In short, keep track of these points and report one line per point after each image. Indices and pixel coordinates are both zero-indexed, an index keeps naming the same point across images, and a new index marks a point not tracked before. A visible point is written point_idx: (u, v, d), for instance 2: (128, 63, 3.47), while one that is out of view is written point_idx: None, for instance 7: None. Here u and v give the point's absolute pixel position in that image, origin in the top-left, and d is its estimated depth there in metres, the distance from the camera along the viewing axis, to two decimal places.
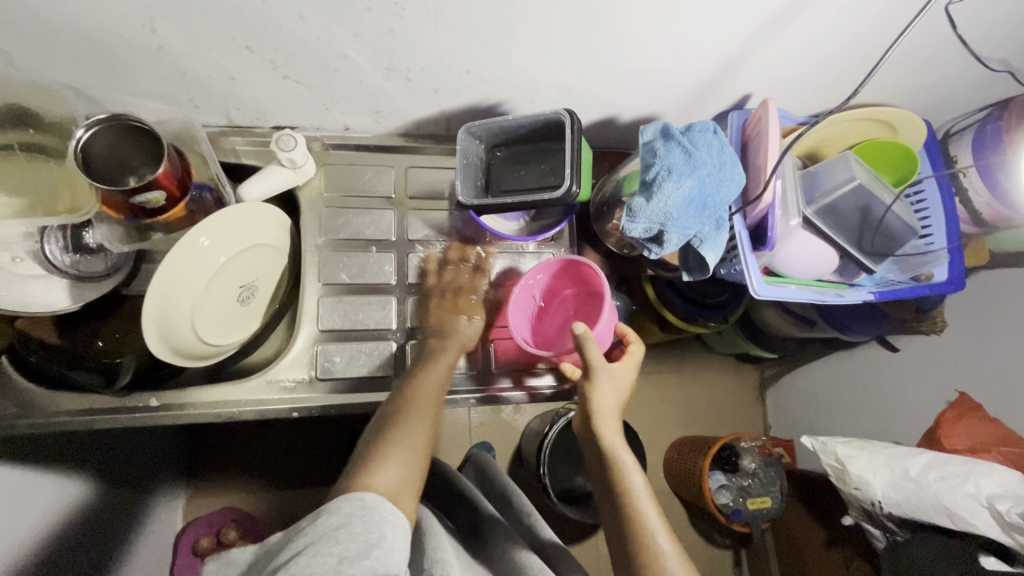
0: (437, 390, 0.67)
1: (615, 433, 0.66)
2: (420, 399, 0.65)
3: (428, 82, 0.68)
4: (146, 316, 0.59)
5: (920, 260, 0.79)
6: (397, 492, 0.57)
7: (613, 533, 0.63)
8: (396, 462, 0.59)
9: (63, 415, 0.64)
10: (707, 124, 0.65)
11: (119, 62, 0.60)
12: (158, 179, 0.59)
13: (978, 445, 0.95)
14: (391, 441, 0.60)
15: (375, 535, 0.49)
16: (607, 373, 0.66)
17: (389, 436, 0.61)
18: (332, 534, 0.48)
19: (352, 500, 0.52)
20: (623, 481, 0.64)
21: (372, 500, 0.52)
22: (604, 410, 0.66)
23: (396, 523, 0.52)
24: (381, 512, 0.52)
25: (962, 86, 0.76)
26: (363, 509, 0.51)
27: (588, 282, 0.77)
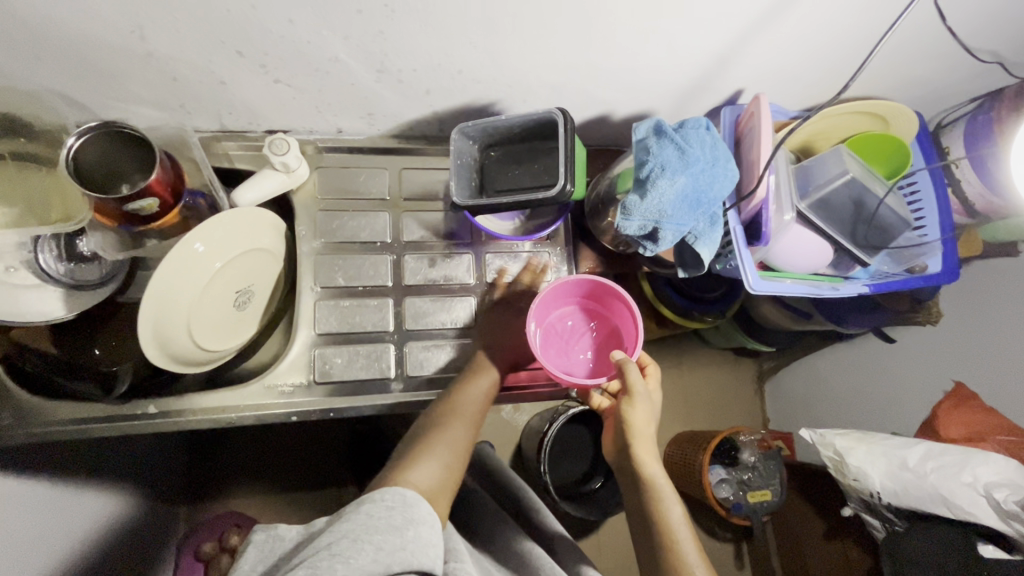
0: (481, 400, 0.71)
1: (655, 462, 0.67)
2: (467, 405, 0.70)
3: (420, 83, 0.68)
4: (142, 323, 0.59)
5: (913, 252, 0.79)
6: (435, 491, 0.59)
7: (641, 536, 0.67)
8: (436, 461, 0.62)
9: (61, 424, 0.63)
10: (699, 120, 0.65)
11: (108, 69, 0.60)
12: (148, 186, 0.59)
13: (975, 434, 0.96)
14: (440, 439, 0.65)
15: (411, 534, 0.50)
16: (646, 399, 0.66)
17: (437, 436, 0.65)
18: (370, 524, 0.48)
19: (392, 494, 0.53)
20: (659, 510, 0.65)
21: (413, 496, 0.54)
22: (645, 438, 0.66)
23: (431, 525, 0.52)
24: (418, 511, 0.52)
25: (954, 78, 0.76)
26: (403, 503, 0.52)
27: (608, 303, 0.77)
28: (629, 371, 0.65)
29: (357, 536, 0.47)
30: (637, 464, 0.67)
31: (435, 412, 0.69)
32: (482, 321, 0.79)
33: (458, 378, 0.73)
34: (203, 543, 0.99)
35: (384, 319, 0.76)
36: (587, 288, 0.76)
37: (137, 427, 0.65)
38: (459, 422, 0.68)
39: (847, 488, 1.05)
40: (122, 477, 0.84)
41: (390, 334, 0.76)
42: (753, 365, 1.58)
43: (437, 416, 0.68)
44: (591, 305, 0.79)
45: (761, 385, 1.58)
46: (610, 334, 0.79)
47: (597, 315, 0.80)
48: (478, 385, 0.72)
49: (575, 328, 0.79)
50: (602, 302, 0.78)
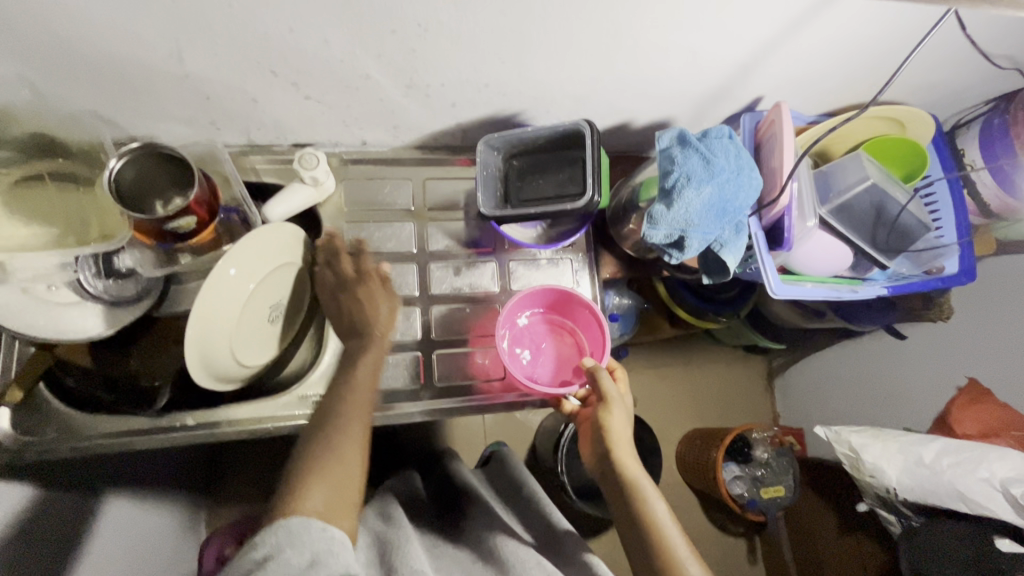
0: (369, 399, 0.65)
1: (634, 464, 0.68)
2: (352, 406, 0.63)
3: (446, 97, 0.69)
4: (189, 345, 0.60)
5: (931, 255, 0.79)
6: (331, 510, 0.55)
7: (630, 540, 0.65)
8: (325, 479, 0.56)
9: (100, 437, 0.65)
10: (722, 130, 0.67)
11: (144, 90, 0.61)
12: (189, 205, 0.60)
13: (989, 429, 0.99)
14: (329, 451, 0.59)
15: (306, 557, 0.50)
16: (619, 402, 0.71)
17: (322, 447, 0.59)
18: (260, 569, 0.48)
19: (276, 529, 0.51)
20: (646, 510, 0.65)
21: (298, 523, 0.52)
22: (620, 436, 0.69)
23: (329, 536, 0.52)
24: (309, 533, 0.51)
25: (970, 83, 0.77)
26: (289, 533, 0.51)
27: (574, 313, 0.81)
28: (602, 379, 0.70)
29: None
30: (618, 466, 0.68)
31: (318, 422, 0.62)
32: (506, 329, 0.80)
33: (337, 377, 0.67)
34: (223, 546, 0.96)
35: (412, 328, 0.78)
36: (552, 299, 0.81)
37: (173, 438, 0.67)
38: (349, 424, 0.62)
39: (862, 484, 1.07)
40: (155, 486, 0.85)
41: (418, 343, 0.78)
42: (763, 362, 1.60)
43: (321, 424, 0.62)
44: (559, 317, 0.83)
45: (771, 382, 1.60)
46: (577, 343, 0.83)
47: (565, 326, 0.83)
48: (361, 382, 0.66)
49: (546, 339, 0.83)
50: (568, 313, 0.82)
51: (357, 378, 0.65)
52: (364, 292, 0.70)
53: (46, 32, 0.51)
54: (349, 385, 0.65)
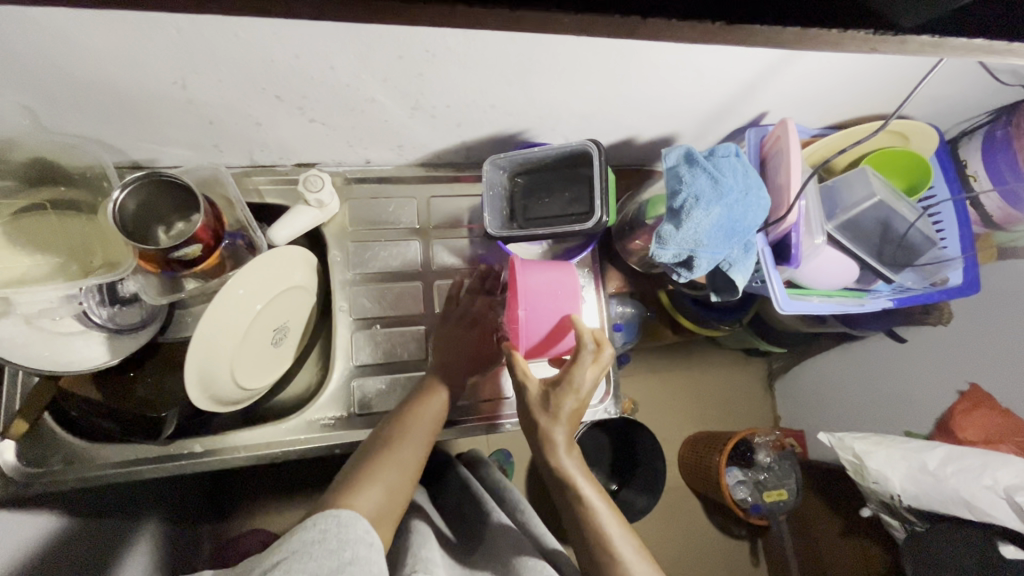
0: (437, 417, 0.68)
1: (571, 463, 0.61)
2: (422, 423, 0.65)
3: (452, 117, 0.68)
4: (188, 370, 0.60)
5: (936, 267, 0.80)
6: (379, 517, 0.55)
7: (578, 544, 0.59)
8: (382, 484, 0.57)
9: (109, 468, 0.64)
10: (729, 148, 0.66)
11: (147, 116, 0.61)
12: (196, 234, 0.59)
13: (992, 436, 1.01)
14: (390, 457, 0.60)
15: (349, 555, 0.47)
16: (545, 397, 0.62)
17: (381, 456, 0.60)
18: (307, 549, 0.46)
19: (328, 516, 0.49)
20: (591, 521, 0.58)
21: (349, 516, 0.50)
22: (545, 433, 0.61)
23: (371, 543, 0.49)
24: (356, 530, 0.49)
25: (972, 97, 0.77)
26: (338, 524, 0.49)
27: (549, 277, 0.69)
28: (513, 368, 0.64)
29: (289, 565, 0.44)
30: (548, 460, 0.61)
31: (383, 433, 0.64)
32: None
33: (411, 396, 0.69)
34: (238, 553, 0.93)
35: (418, 348, 0.78)
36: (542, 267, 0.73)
37: (183, 467, 0.66)
38: (409, 441, 0.63)
39: (866, 490, 1.08)
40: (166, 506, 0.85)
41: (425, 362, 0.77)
42: (763, 365, 1.60)
43: (387, 433, 0.64)
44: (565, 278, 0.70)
45: (771, 385, 1.60)
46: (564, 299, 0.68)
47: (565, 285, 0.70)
48: (434, 404, 0.68)
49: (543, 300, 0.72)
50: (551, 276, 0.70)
51: (435, 400, 0.68)
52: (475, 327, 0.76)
53: (48, 63, 0.50)
54: (421, 407, 0.67)
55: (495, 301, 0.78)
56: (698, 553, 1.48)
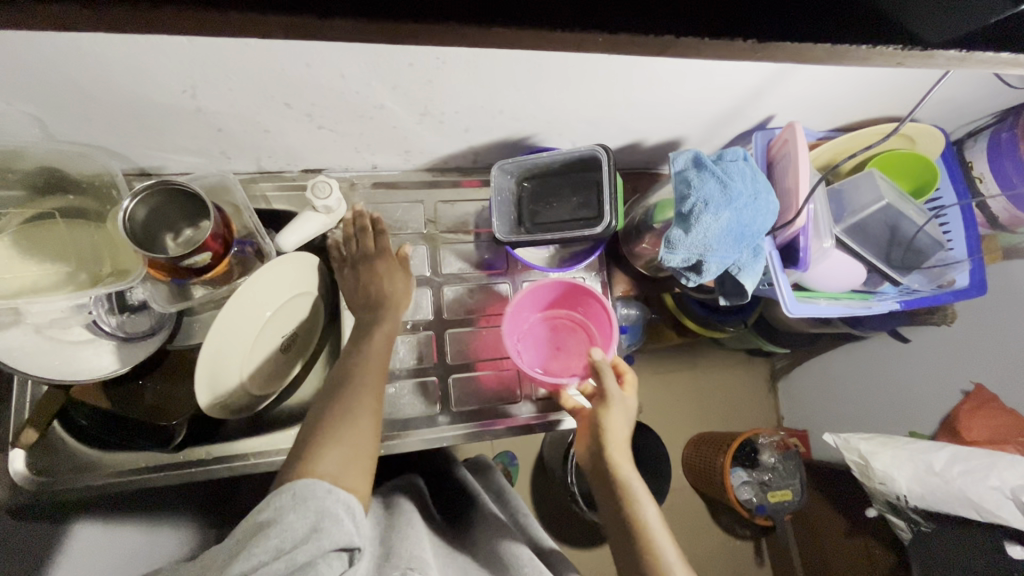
0: (382, 364, 0.66)
1: (628, 465, 0.67)
2: (365, 372, 0.63)
3: (460, 123, 0.68)
4: (197, 378, 0.61)
5: (941, 269, 0.80)
6: (343, 477, 0.53)
7: (621, 547, 0.65)
8: (340, 443, 0.56)
9: (123, 475, 0.64)
10: (738, 152, 0.66)
11: (157, 124, 0.61)
12: (205, 242, 0.59)
13: (999, 436, 1.00)
14: (346, 413, 0.59)
15: (309, 520, 0.48)
16: (619, 403, 0.69)
17: (332, 414, 0.59)
18: (263, 533, 0.46)
19: (281, 493, 0.49)
20: (636, 515, 0.64)
21: (306, 485, 0.50)
22: (614, 438, 0.68)
23: (335, 498, 0.50)
24: (315, 492, 0.50)
25: (979, 99, 0.77)
26: (294, 498, 0.49)
27: (578, 307, 0.80)
28: (605, 376, 0.67)
29: (249, 551, 0.45)
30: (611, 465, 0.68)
31: (335, 386, 0.62)
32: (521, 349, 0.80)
33: (352, 346, 0.67)
34: None
35: (426, 353, 0.78)
36: (547, 298, 0.80)
37: (193, 475, 0.66)
38: (361, 394, 0.61)
39: (871, 490, 1.08)
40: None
41: (433, 368, 0.77)
42: (767, 365, 1.61)
43: (336, 390, 0.61)
44: (561, 314, 0.83)
45: (775, 385, 1.61)
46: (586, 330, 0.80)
47: (570, 320, 0.82)
48: (376, 350, 0.66)
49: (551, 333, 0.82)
50: (573, 307, 0.81)
51: (373, 346, 0.66)
52: (382, 268, 0.72)
53: (61, 74, 0.50)
54: (364, 356, 0.65)
55: (380, 231, 0.74)
56: (702, 555, 1.48)
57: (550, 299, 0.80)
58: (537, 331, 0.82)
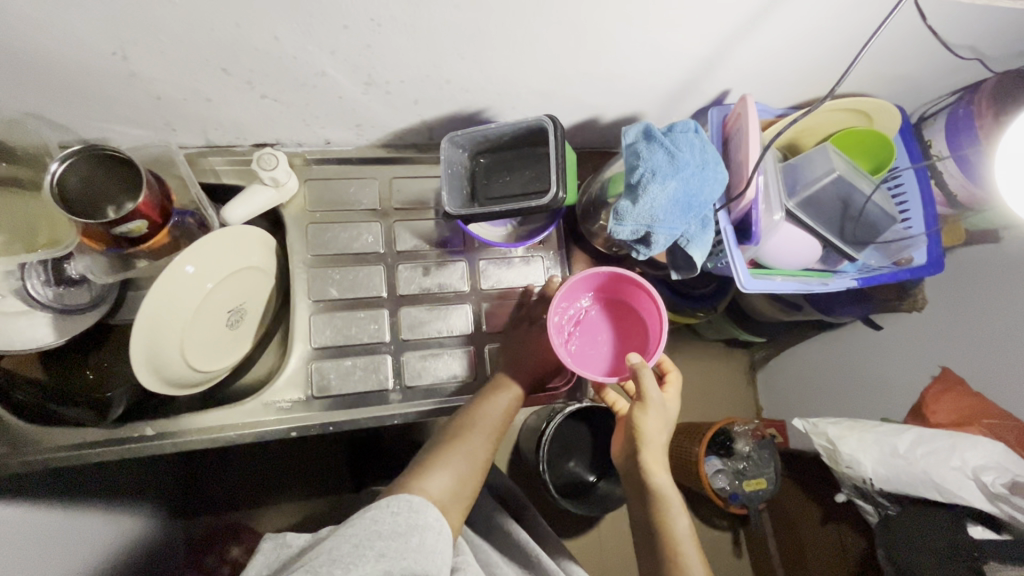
0: (506, 414, 0.69)
1: (664, 474, 0.67)
2: (487, 417, 0.67)
3: (408, 94, 0.67)
4: (135, 349, 0.59)
5: (900, 246, 0.80)
6: (448, 503, 0.59)
7: (644, 548, 0.67)
8: (452, 470, 0.61)
9: (54, 453, 0.62)
10: (687, 123, 0.66)
11: (91, 92, 0.59)
12: (139, 208, 0.58)
13: (962, 419, 0.99)
14: (465, 448, 0.63)
15: (415, 540, 0.53)
16: (658, 406, 0.68)
17: (451, 444, 0.64)
18: (377, 530, 0.52)
19: (399, 499, 0.55)
20: (667, 526, 0.65)
21: (420, 503, 0.55)
22: (653, 442, 0.68)
23: (438, 531, 0.55)
24: (424, 517, 0.55)
25: (934, 75, 0.77)
26: (410, 509, 0.55)
27: (632, 296, 0.77)
28: (645, 379, 0.66)
29: (366, 543, 0.51)
30: (646, 473, 0.68)
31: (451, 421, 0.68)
32: (477, 327, 0.79)
33: (483, 390, 0.71)
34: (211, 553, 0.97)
35: (380, 330, 0.76)
36: (602, 281, 0.77)
37: (130, 451, 0.64)
38: (477, 432, 0.66)
39: (840, 475, 1.07)
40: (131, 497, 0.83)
41: (387, 345, 0.76)
42: (744, 355, 1.60)
43: (457, 423, 0.67)
44: (614, 299, 0.80)
45: (753, 375, 1.60)
46: (628, 320, 0.79)
47: (622, 308, 0.79)
48: (501, 405, 0.69)
49: (594, 321, 0.79)
50: (625, 295, 0.78)
51: (501, 399, 0.69)
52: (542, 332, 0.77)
53: None
54: (494, 408, 0.68)
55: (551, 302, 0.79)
56: None
57: (596, 285, 0.77)
58: (587, 313, 0.79)
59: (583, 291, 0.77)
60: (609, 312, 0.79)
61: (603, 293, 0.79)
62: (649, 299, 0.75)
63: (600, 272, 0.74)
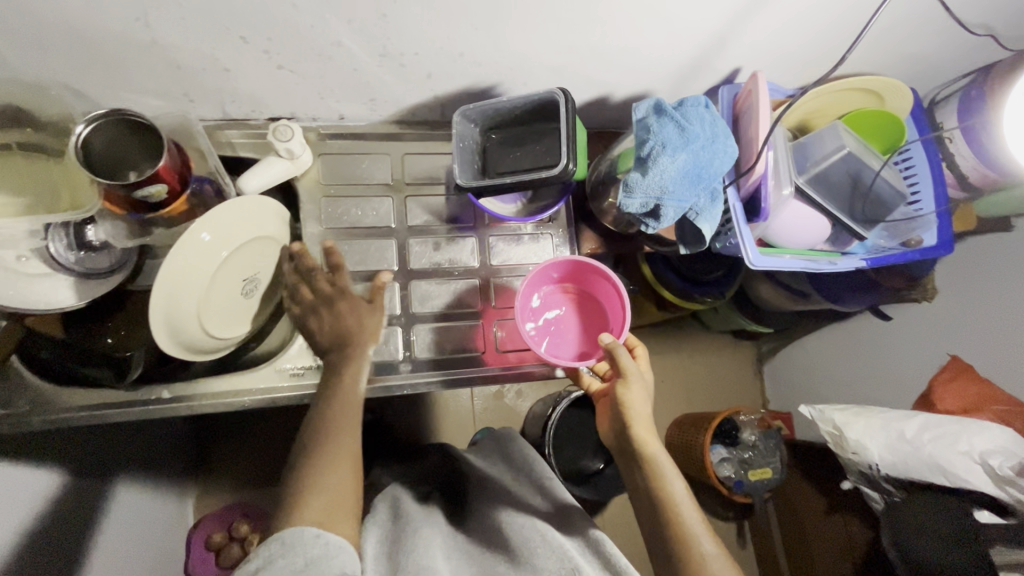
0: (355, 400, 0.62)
1: (656, 441, 0.67)
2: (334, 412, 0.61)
3: (422, 67, 0.68)
4: (153, 312, 0.61)
5: (908, 226, 0.81)
6: (329, 517, 0.54)
7: (647, 520, 0.66)
8: (318, 487, 0.56)
9: (74, 411, 0.64)
10: (698, 98, 0.66)
11: (113, 59, 0.60)
12: (159, 173, 0.59)
13: (970, 404, 0.98)
14: (319, 457, 0.58)
15: (300, 562, 0.50)
16: (638, 378, 0.70)
17: (311, 458, 0.58)
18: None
19: (270, 543, 0.51)
20: (663, 487, 0.65)
21: (290, 533, 0.52)
22: (637, 414, 0.68)
23: (321, 542, 0.51)
24: (302, 538, 0.51)
25: (947, 55, 0.77)
26: (282, 546, 0.51)
27: (594, 284, 0.80)
28: (620, 355, 0.68)
29: None
30: (637, 444, 0.67)
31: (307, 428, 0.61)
32: (484, 303, 0.80)
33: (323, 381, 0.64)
34: (212, 534, 1.03)
35: (391, 302, 0.78)
36: (566, 269, 0.79)
37: (148, 413, 0.66)
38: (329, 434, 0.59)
39: (844, 461, 1.06)
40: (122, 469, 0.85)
41: (397, 317, 0.77)
42: (752, 347, 1.60)
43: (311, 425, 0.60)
44: (577, 286, 0.81)
45: (760, 367, 1.60)
46: (593, 307, 0.81)
47: (586, 296, 0.81)
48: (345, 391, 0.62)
49: (558, 308, 0.81)
50: (587, 282, 0.80)
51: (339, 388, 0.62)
52: (344, 306, 0.66)
53: None
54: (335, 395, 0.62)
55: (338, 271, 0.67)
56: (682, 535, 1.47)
57: (559, 274, 0.79)
58: (551, 299, 0.81)
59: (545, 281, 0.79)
60: (573, 300, 0.82)
61: (565, 282, 0.81)
62: (610, 285, 0.78)
63: (564, 261, 0.77)
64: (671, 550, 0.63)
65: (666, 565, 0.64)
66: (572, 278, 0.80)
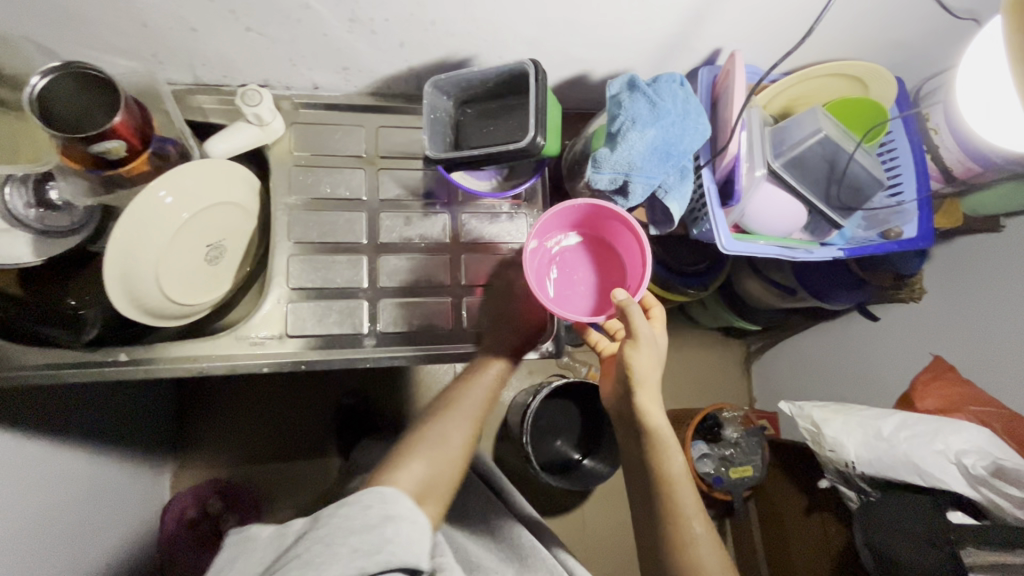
0: (485, 396, 0.74)
1: (659, 413, 0.66)
2: (467, 406, 0.73)
3: (394, 35, 0.67)
4: (108, 266, 0.60)
5: (887, 217, 0.80)
6: (424, 493, 0.61)
7: (640, 484, 0.67)
8: (423, 464, 0.64)
9: (31, 369, 0.63)
10: (673, 75, 0.65)
11: (76, 15, 0.59)
12: (115, 129, 0.58)
13: (949, 406, 0.95)
14: (427, 446, 0.66)
15: (389, 531, 0.50)
16: (650, 341, 0.64)
17: (427, 444, 0.66)
18: (345, 528, 0.49)
19: (369, 495, 0.54)
20: (661, 463, 0.65)
21: (392, 493, 0.54)
22: (643, 380, 0.65)
23: (414, 520, 0.52)
24: (399, 507, 0.53)
25: (934, 41, 0.75)
26: (378, 500, 0.53)
27: (610, 232, 0.73)
28: (633, 316, 0.62)
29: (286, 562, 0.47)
30: (640, 415, 0.66)
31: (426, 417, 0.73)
32: (455, 279, 0.79)
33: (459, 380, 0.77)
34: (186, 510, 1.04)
35: (359, 275, 0.77)
36: (580, 216, 0.72)
37: (104, 375, 0.65)
38: (449, 423, 0.70)
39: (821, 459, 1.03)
40: (100, 437, 0.85)
41: (364, 291, 0.76)
42: (740, 345, 1.58)
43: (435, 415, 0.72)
44: (591, 233, 0.76)
45: (748, 365, 1.58)
46: (607, 256, 0.76)
47: (600, 244, 0.76)
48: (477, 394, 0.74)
49: (570, 257, 0.75)
50: (603, 229, 0.74)
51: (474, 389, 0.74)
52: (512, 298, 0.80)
53: None
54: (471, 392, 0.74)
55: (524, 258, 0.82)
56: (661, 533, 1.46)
57: (572, 219, 0.73)
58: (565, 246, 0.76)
59: (557, 227, 0.73)
60: (586, 248, 0.76)
61: (578, 229, 0.75)
62: (627, 234, 0.72)
63: (579, 206, 0.70)
64: (658, 527, 0.65)
65: (653, 539, 0.65)
66: (587, 224, 0.74)
